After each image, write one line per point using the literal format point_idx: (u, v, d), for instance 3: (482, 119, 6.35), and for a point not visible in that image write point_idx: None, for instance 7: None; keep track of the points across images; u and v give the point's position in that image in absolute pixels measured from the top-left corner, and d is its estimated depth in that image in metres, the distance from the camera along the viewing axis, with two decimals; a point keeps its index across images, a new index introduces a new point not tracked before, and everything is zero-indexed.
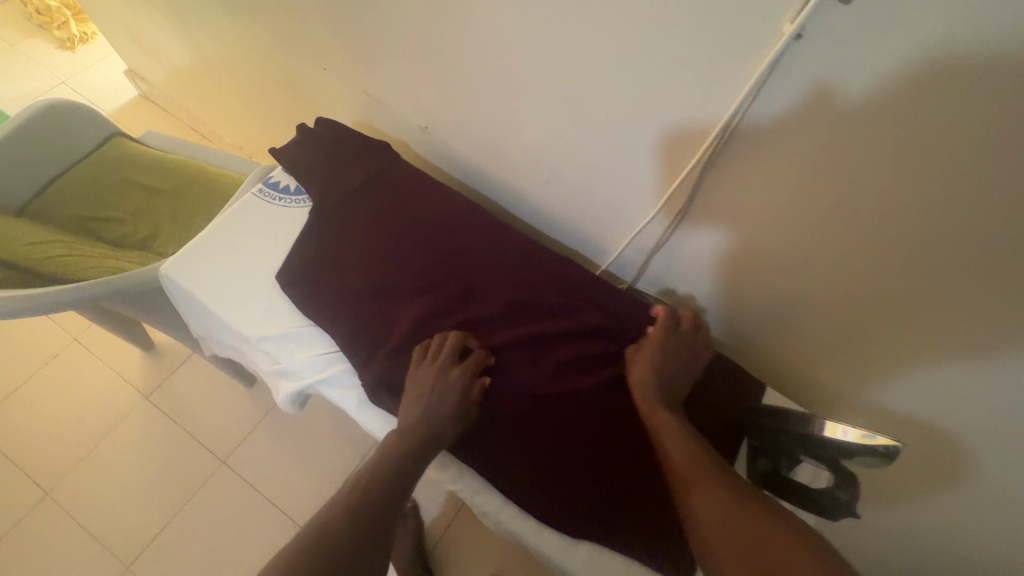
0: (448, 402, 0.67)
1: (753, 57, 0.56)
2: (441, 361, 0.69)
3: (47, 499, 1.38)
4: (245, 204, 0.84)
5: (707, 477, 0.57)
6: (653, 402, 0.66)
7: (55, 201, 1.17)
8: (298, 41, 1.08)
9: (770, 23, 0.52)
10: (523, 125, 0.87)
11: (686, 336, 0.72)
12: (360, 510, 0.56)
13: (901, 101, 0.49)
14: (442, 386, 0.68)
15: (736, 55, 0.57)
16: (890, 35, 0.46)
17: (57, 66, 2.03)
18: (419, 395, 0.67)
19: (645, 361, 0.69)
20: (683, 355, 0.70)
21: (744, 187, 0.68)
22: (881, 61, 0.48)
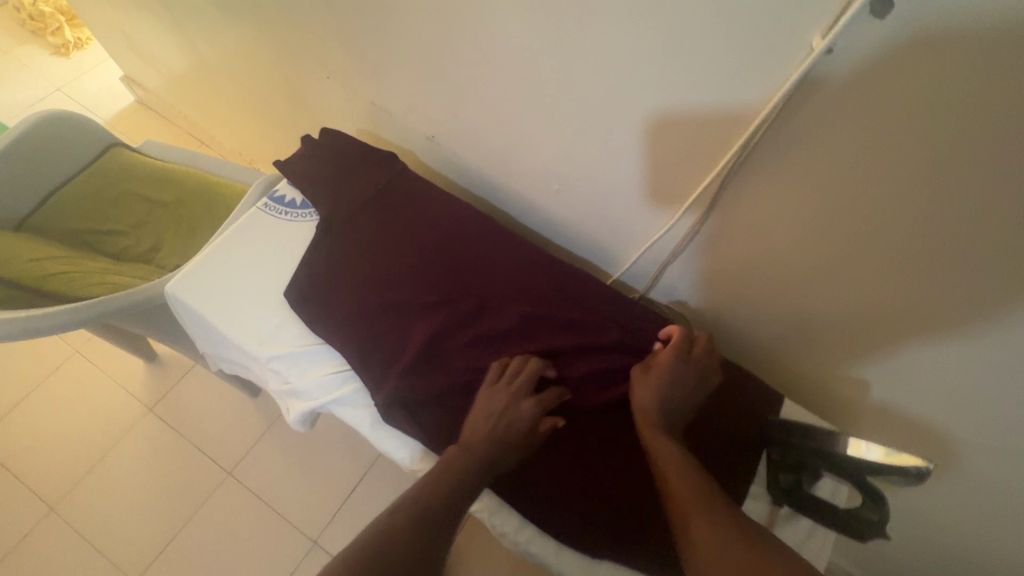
0: (517, 428, 0.65)
1: (776, 69, 0.54)
2: (518, 387, 0.68)
3: (51, 514, 1.36)
4: (251, 219, 0.83)
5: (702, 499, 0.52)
6: (655, 424, 0.63)
7: (54, 214, 1.15)
8: (301, 49, 1.06)
9: (799, 37, 0.51)
10: (534, 135, 0.85)
11: (699, 361, 0.68)
12: (417, 526, 0.55)
13: (932, 116, 0.48)
14: (513, 412, 0.65)
15: (758, 68, 0.56)
16: (924, 51, 0.45)
17: (52, 73, 2.00)
18: (489, 417, 0.65)
19: (656, 382, 0.66)
20: (692, 380, 0.67)
21: (764, 200, 0.67)
22: (912, 76, 0.47)
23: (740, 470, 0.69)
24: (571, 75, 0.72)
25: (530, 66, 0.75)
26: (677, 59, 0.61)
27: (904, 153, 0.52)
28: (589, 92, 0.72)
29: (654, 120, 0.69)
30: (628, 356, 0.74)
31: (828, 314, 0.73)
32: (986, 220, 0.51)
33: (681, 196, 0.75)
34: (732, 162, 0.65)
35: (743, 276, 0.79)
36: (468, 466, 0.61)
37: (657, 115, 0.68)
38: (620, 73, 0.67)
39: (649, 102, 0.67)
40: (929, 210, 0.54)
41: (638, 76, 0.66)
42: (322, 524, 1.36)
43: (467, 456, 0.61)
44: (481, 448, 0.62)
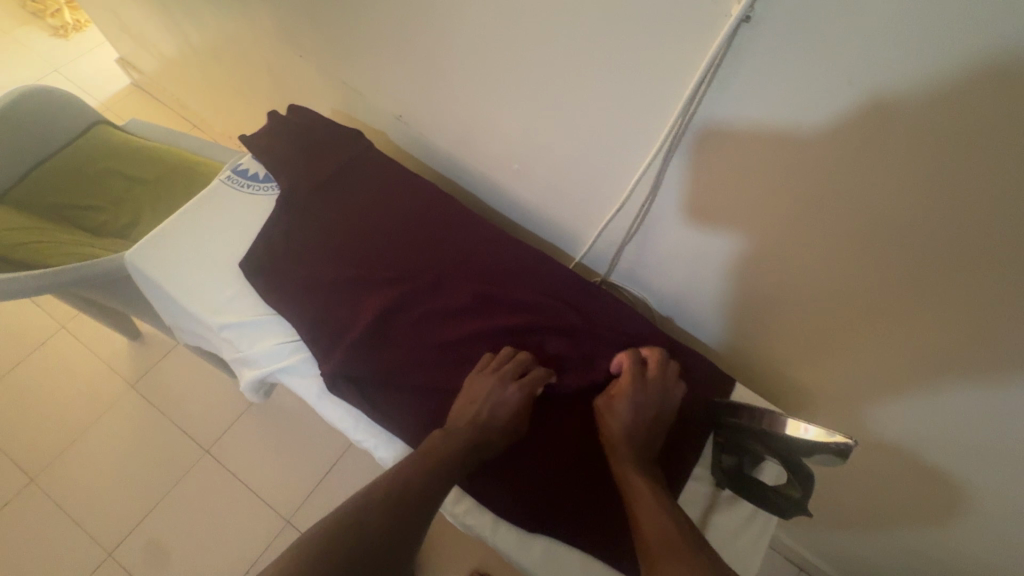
0: (500, 413, 0.65)
1: (710, 34, 0.55)
2: (503, 372, 0.68)
3: (32, 485, 1.38)
4: (213, 190, 0.84)
5: (680, 551, 0.51)
6: (626, 462, 0.62)
7: (36, 188, 1.17)
8: (275, 30, 1.07)
9: (721, 6, 0.52)
10: (492, 114, 0.86)
11: (656, 385, 0.67)
12: (391, 510, 0.56)
13: (850, 81, 0.49)
14: (497, 397, 0.66)
15: (693, 34, 0.56)
16: (834, 14, 0.46)
17: (50, 54, 2.03)
18: (472, 403, 0.66)
19: (620, 418, 0.65)
20: (652, 408, 0.66)
21: (710, 177, 0.68)
22: (825, 39, 0.48)
23: (681, 454, 0.69)
24: (521, 48, 0.72)
25: (485, 40, 0.75)
26: (619, 29, 0.61)
27: (834, 116, 0.53)
28: (540, 66, 0.73)
29: (602, 93, 0.69)
30: (578, 338, 0.74)
31: (782, 294, 0.72)
32: (914, 183, 0.51)
33: (632, 173, 0.76)
34: (676, 127, 0.65)
35: (697, 257, 0.78)
36: (446, 455, 0.61)
37: (606, 90, 0.69)
38: (568, 46, 0.67)
39: (598, 75, 0.68)
40: (860, 177, 0.55)
41: (585, 47, 0.66)
42: (299, 502, 1.37)
43: (451, 442, 0.62)
44: (461, 435, 0.63)
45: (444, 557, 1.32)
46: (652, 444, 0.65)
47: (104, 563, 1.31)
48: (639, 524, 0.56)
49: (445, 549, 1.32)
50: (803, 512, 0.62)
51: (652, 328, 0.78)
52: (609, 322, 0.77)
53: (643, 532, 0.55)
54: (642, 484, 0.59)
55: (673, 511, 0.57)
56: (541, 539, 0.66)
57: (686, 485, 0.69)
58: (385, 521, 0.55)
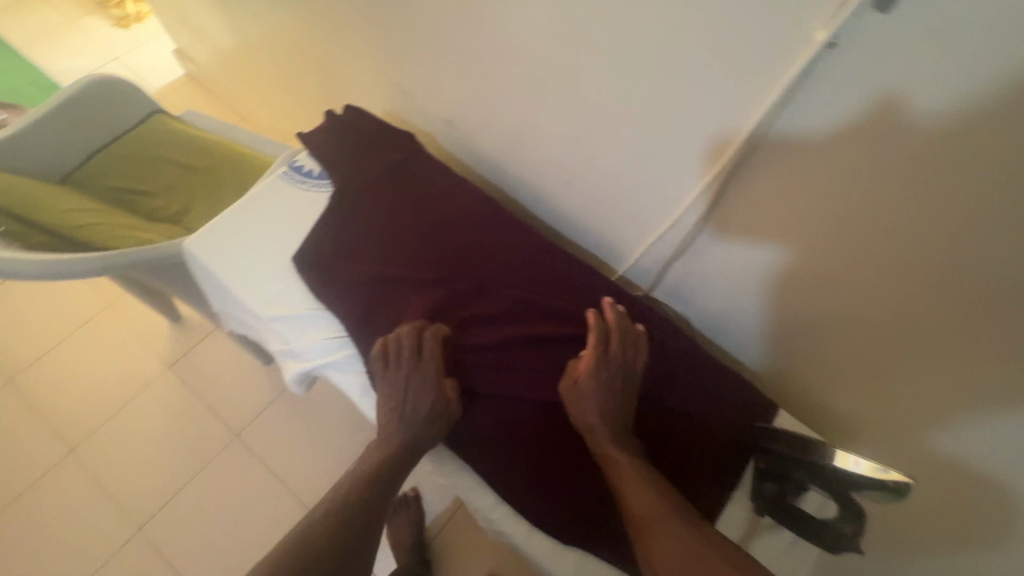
0: (421, 410, 0.67)
1: (783, 64, 0.54)
2: (405, 364, 0.68)
3: (71, 456, 1.44)
4: (270, 184, 0.86)
5: (672, 519, 0.54)
6: (604, 439, 0.63)
7: (96, 171, 1.21)
8: (333, 29, 1.09)
9: (803, 31, 0.51)
10: (545, 124, 0.86)
11: (618, 358, 0.68)
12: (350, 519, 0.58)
13: (930, 117, 0.48)
14: (413, 390, 0.67)
15: (765, 62, 0.56)
16: (920, 48, 0.45)
17: (112, 43, 2.12)
18: (392, 405, 0.67)
19: (588, 396, 0.65)
20: (619, 381, 0.67)
21: (769, 200, 0.66)
22: (908, 72, 0.47)
23: (713, 469, 0.69)
24: (582, 65, 0.73)
25: (545, 55, 0.76)
26: (688, 53, 0.61)
27: (907, 156, 0.52)
28: (599, 84, 0.73)
29: (661, 115, 0.69)
30: None
31: (837, 324, 0.70)
32: (991, 227, 0.50)
33: (685, 193, 0.75)
34: (739, 148, 0.64)
35: (744, 281, 0.78)
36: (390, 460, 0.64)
37: (665, 111, 0.69)
38: (631, 66, 0.68)
39: (659, 97, 0.68)
40: (927, 218, 0.54)
41: (649, 69, 0.66)
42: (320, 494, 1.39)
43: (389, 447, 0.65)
44: (399, 436, 0.65)
45: (461, 560, 1.33)
46: (627, 417, 0.66)
47: (133, 538, 1.35)
48: (628, 498, 0.58)
49: (462, 552, 1.34)
50: (856, 549, 0.60)
51: (695, 348, 0.77)
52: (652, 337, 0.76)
53: (634, 507, 0.57)
54: (627, 459, 0.61)
55: (660, 484, 0.59)
56: (573, 553, 0.66)
57: (723, 510, 0.69)
58: (348, 527, 0.57)
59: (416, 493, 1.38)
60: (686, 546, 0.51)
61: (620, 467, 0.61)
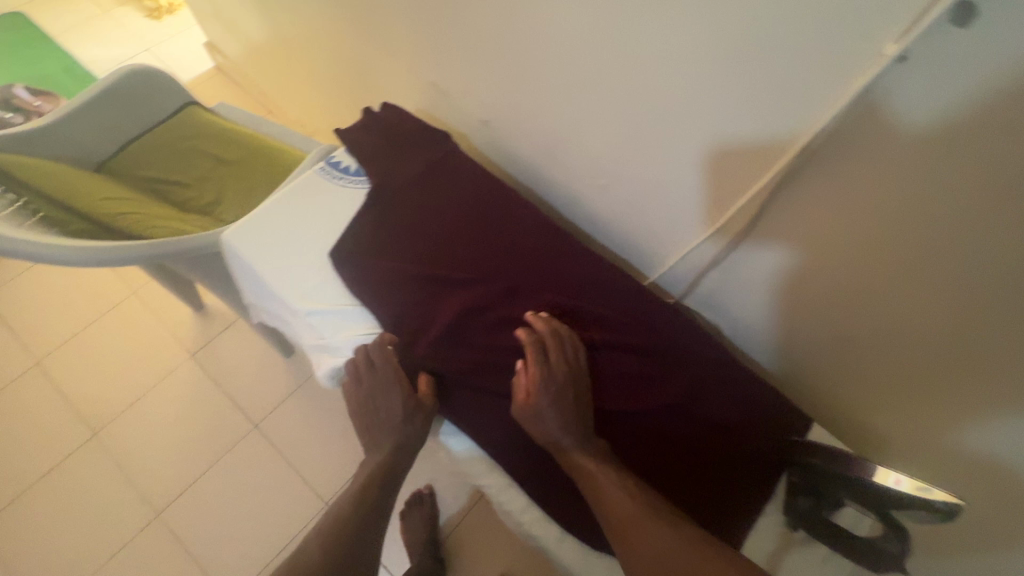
0: (394, 417, 0.70)
1: (841, 83, 0.54)
2: (369, 381, 0.71)
3: (94, 440, 1.46)
4: (308, 179, 0.86)
5: (653, 519, 0.57)
6: (569, 449, 0.65)
7: (130, 161, 1.23)
8: (371, 27, 1.09)
9: (871, 43, 0.50)
10: (584, 129, 0.85)
11: (560, 365, 0.68)
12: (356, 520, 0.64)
13: (998, 136, 0.47)
14: (382, 402, 0.71)
15: (824, 80, 0.55)
16: (996, 65, 0.44)
17: (144, 34, 2.15)
18: (367, 417, 0.72)
19: (543, 409, 0.66)
20: (568, 387, 0.67)
21: (816, 213, 0.66)
22: (980, 89, 0.46)
23: (722, 476, 0.70)
24: (627, 76, 0.73)
25: (589, 64, 0.76)
26: (740, 67, 0.61)
27: (965, 180, 0.51)
28: (643, 95, 0.73)
29: (707, 127, 0.69)
30: (649, 360, 0.74)
31: (878, 340, 0.70)
32: None
33: (725, 207, 0.75)
34: (786, 166, 0.64)
35: (781, 292, 0.77)
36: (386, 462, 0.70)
37: (711, 121, 0.68)
38: (678, 79, 0.67)
39: (706, 110, 0.67)
40: (987, 237, 0.53)
41: (698, 81, 0.66)
42: (338, 488, 1.40)
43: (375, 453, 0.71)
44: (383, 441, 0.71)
45: (475, 558, 1.33)
46: (586, 418, 0.67)
47: (152, 523, 1.37)
48: (606, 502, 0.61)
49: None
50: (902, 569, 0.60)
51: (727, 357, 0.77)
52: (687, 346, 0.76)
53: (613, 511, 0.60)
54: (594, 464, 0.64)
55: (633, 483, 0.62)
56: (606, 558, 0.67)
57: (755, 522, 0.69)
58: (355, 530, 0.63)
59: (430, 490, 1.46)
60: (671, 543, 0.54)
61: (595, 474, 0.63)
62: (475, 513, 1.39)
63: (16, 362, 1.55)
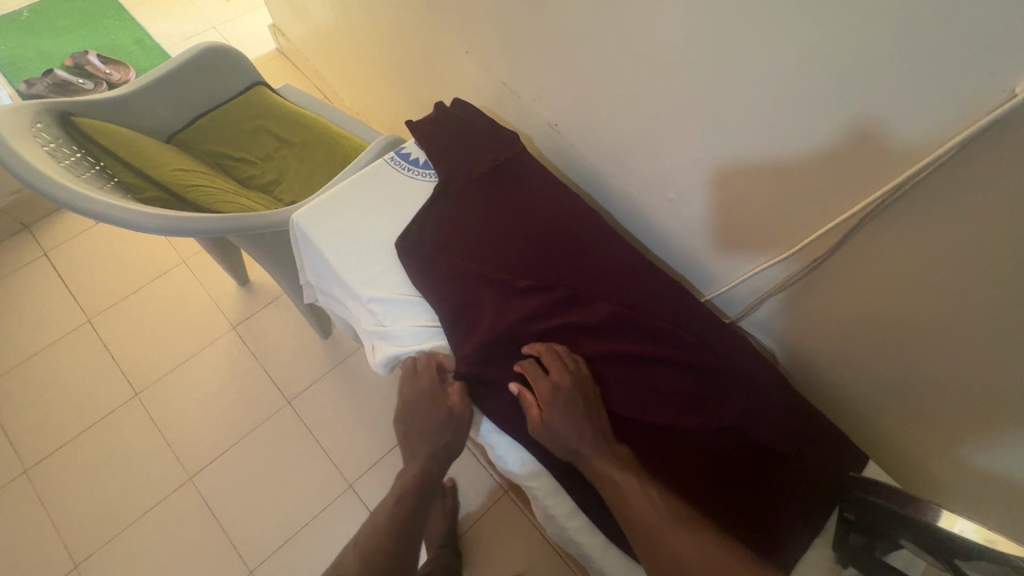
0: (431, 423, 0.72)
1: (951, 128, 0.53)
2: (412, 388, 0.73)
3: (135, 400, 1.51)
4: (377, 168, 0.88)
5: (676, 527, 0.62)
6: (592, 461, 0.67)
7: (199, 134, 1.27)
8: (446, 21, 1.10)
9: (998, 80, 0.48)
10: (657, 140, 0.84)
11: (566, 380, 0.69)
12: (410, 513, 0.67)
13: None
14: (420, 409, 0.72)
15: (929, 120, 0.54)
16: None
17: (211, 12, 2.21)
18: (411, 421, 0.74)
19: (558, 425, 0.67)
20: (578, 400, 0.69)
21: (904, 249, 0.64)
22: None
23: (766, 498, 0.69)
24: (710, 95, 0.72)
25: (673, 78, 0.75)
26: (838, 97, 0.59)
27: None
28: (726, 116, 0.72)
29: (790, 155, 0.68)
30: (701, 379, 0.73)
31: (950, 386, 0.68)
32: None
33: (801, 234, 0.74)
34: (872, 205, 0.63)
35: (848, 325, 0.76)
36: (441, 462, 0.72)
37: (798, 146, 0.67)
38: (767, 102, 0.66)
39: (790, 137, 0.67)
40: None
41: (787, 110, 0.65)
42: (363, 471, 1.42)
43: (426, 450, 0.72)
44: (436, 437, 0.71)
45: (492, 555, 1.34)
46: (602, 428, 0.69)
47: (184, 486, 1.41)
48: (636, 510, 0.63)
49: (493, 548, 1.35)
50: None
51: (785, 383, 0.76)
52: (744, 369, 0.75)
53: (641, 518, 0.63)
54: (616, 474, 0.66)
55: (656, 489, 0.66)
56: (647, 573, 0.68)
57: (803, 553, 0.68)
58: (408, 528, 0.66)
59: (453, 484, 1.40)
60: (698, 552, 0.59)
61: (618, 483, 0.65)
62: (496, 510, 1.40)
63: (69, 318, 1.62)
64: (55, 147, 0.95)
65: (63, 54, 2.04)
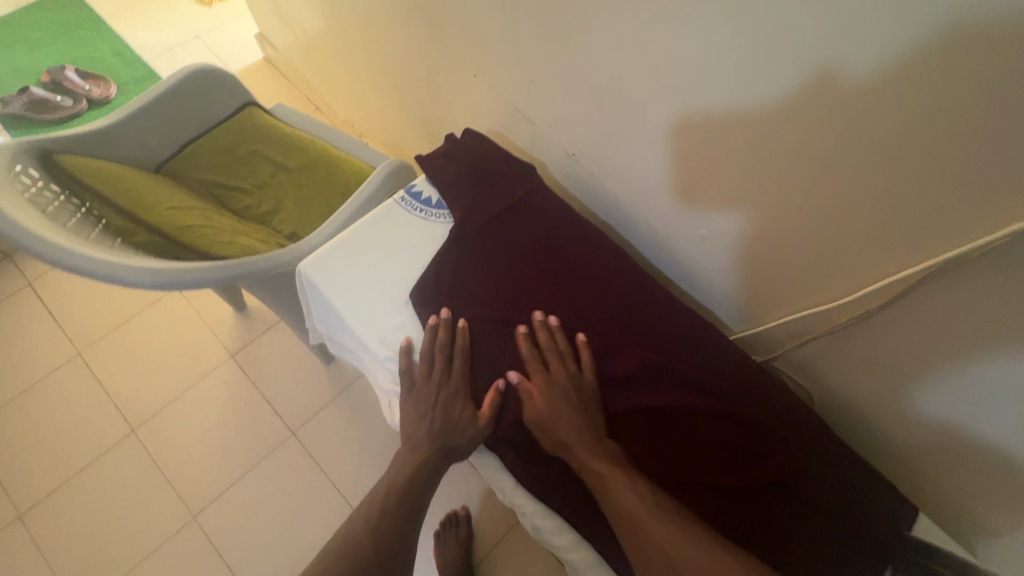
0: (450, 421, 0.69)
1: (944, 85, 0.48)
2: (434, 383, 0.71)
3: (133, 436, 1.45)
4: (387, 210, 0.83)
5: (662, 520, 0.60)
6: (578, 453, 0.66)
7: (189, 162, 1.20)
8: (451, 41, 1.04)
9: None
10: (688, 174, 0.79)
11: (562, 372, 0.71)
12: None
13: None
14: (443, 405, 0.70)
15: (929, 74, 0.49)
16: None
17: (194, 20, 2.12)
18: (422, 415, 0.70)
19: (549, 415, 0.68)
20: (572, 393, 0.70)
21: (968, 308, 0.59)
22: None
23: (796, 540, 0.66)
24: (750, 132, 0.67)
25: (705, 113, 0.70)
26: (903, 148, 0.54)
27: None
28: (766, 157, 0.67)
29: (767, 110, 0.63)
30: (740, 431, 0.70)
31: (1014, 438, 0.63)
32: None
33: (851, 281, 0.69)
34: (935, 266, 0.59)
35: (895, 371, 0.71)
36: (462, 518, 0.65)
37: (850, 193, 0.62)
38: (814, 147, 0.61)
39: (841, 185, 0.62)
40: None
41: (836, 150, 0.60)
42: None
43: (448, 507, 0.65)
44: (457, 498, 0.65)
45: None
46: (596, 423, 0.69)
47: (187, 525, 1.35)
48: (620, 503, 0.62)
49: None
50: None
51: (832, 435, 0.73)
52: (788, 422, 0.71)
53: (624, 510, 0.61)
54: (600, 467, 0.65)
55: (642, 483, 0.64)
56: None
57: None
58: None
59: (467, 513, 1.37)
60: (684, 546, 0.57)
61: (604, 475, 0.64)
62: (511, 539, 1.36)
63: (59, 351, 1.55)
64: (37, 191, 0.89)
65: (38, 69, 1.95)
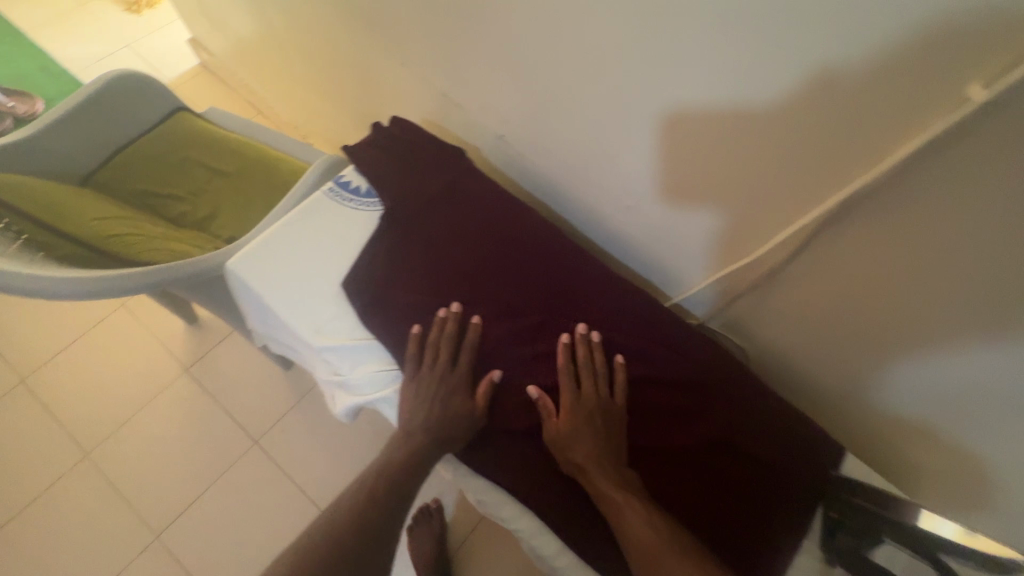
0: (446, 411, 0.68)
1: (809, 37, 0.51)
2: (440, 370, 0.71)
3: (86, 460, 1.40)
4: (315, 202, 0.82)
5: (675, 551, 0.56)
6: (597, 478, 0.64)
7: (117, 172, 1.16)
8: (376, 31, 1.04)
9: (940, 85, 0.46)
10: (610, 145, 0.81)
11: (595, 394, 0.68)
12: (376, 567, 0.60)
13: None
14: (443, 393, 0.70)
15: (792, 23, 0.51)
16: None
17: (123, 30, 2.05)
18: (420, 404, 0.69)
19: (574, 436, 0.66)
20: (602, 417, 0.67)
21: (866, 248, 0.62)
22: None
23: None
24: (658, 98, 0.69)
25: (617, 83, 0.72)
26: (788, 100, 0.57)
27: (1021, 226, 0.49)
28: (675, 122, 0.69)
29: (666, 73, 0.65)
30: (676, 395, 0.72)
31: (975, 417, 0.65)
32: None
33: (766, 236, 0.72)
34: (831, 211, 0.62)
35: (817, 320, 0.75)
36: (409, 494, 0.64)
37: (751, 150, 0.64)
38: (713, 107, 0.64)
39: (742, 143, 0.65)
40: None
41: (732, 108, 0.62)
42: None
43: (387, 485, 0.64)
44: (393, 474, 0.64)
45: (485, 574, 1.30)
46: (620, 450, 0.67)
47: (150, 546, 1.32)
48: (631, 529, 0.59)
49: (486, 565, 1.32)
50: None
51: (761, 386, 0.75)
52: (717, 377, 0.73)
53: (635, 538, 0.58)
54: (619, 493, 0.62)
55: (659, 513, 0.61)
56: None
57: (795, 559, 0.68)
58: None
59: (439, 504, 1.36)
60: None
61: (618, 501, 0.62)
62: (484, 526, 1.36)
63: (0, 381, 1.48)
64: None
65: None
